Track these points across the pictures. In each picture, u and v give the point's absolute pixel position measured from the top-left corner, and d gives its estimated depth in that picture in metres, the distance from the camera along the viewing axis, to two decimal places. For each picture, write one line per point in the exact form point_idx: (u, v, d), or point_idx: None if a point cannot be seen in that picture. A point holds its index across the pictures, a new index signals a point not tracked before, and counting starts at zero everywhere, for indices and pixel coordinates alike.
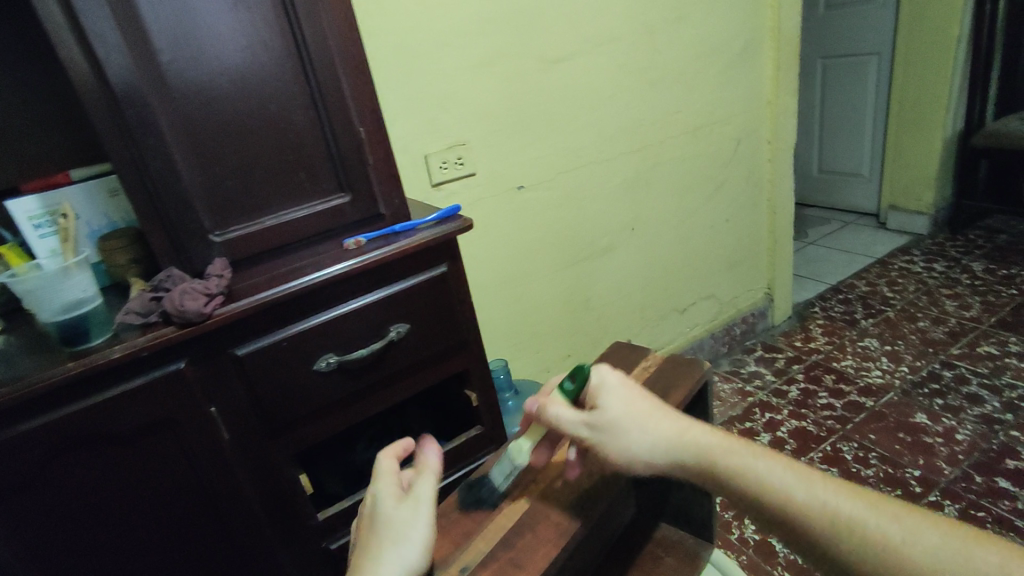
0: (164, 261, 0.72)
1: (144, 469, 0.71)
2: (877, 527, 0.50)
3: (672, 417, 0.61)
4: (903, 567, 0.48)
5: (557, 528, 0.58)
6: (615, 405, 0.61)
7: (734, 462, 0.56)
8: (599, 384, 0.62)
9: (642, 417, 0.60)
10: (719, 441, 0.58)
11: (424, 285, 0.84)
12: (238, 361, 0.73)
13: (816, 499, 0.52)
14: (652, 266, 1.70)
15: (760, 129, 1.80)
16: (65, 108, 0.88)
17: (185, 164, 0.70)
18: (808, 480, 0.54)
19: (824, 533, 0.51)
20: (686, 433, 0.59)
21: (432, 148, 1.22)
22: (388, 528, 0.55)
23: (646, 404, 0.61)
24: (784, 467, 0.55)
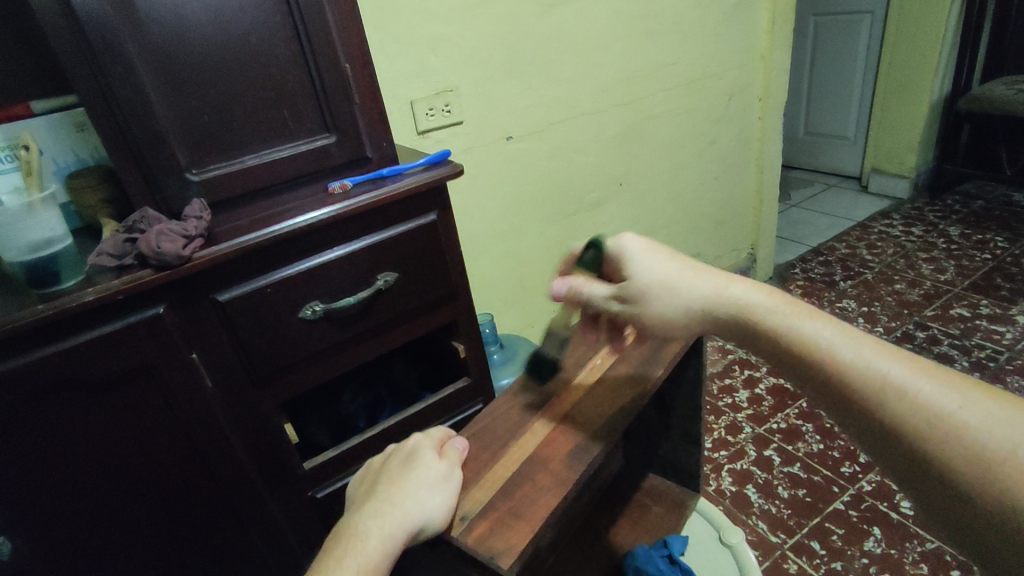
0: (138, 200, 0.68)
1: (123, 416, 0.69)
2: (932, 392, 0.47)
3: (706, 272, 0.61)
4: (953, 433, 0.45)
5: (556, 476, 0.58)
6: (640, 271, 0.63)
7: (776, 318, 0.55)
8: (620, 252, 0.65)
9: (668, 275, 0.61)
10: (764, 295, 0.57)
11: (413, 232, 0.82)
12: (221, 307, 0.70)
13: (863, 358, 0.50)
14: (639, 222, 1.69)
15: (752, 85, 1.77)
16: (24, 28, 0.81)
17: (157, 97, 0.66)
18: (858, 341, 0.51)
19: (866, 390, 0.49)
20: (724, 287, 0.59)
21: (418, 93, 1.17)
22: (397, 480, 0.56)
23: (679, 263, 0.62)
24: (831, 324, 0.54)
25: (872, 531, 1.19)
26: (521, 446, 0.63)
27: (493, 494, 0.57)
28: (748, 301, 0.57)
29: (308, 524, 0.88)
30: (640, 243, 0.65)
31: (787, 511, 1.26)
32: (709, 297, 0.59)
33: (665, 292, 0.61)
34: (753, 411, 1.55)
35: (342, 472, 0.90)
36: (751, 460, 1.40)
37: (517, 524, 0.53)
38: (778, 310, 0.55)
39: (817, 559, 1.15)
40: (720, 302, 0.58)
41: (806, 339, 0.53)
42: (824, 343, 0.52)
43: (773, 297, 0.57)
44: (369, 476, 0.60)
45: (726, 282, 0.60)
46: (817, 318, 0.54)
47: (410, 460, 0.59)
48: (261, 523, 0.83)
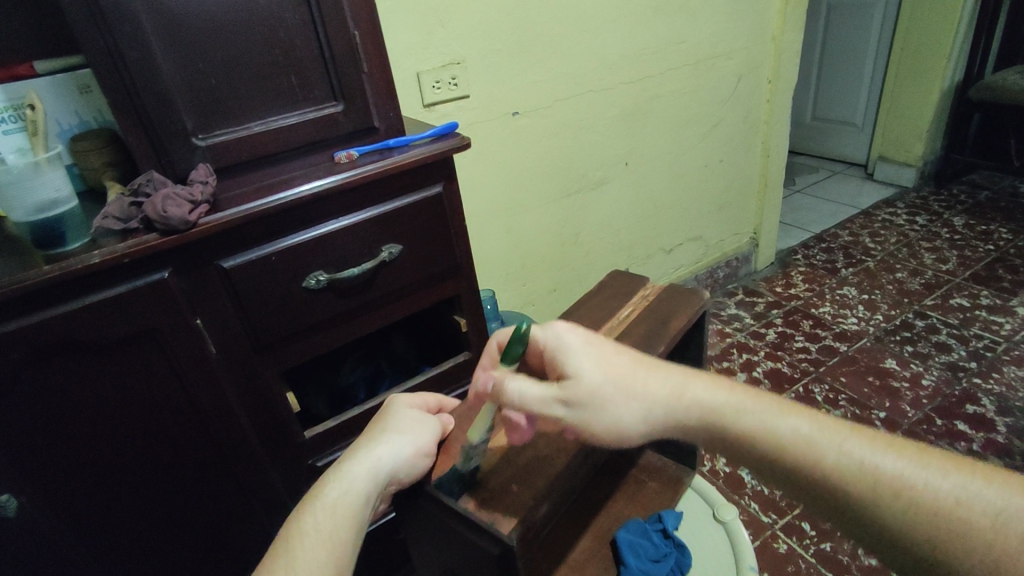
0: (143, 163, 0.68)
1: (128, 379, 0.69)
2: (924, 483, 0.49)
3: (657, 367, 0.58)
4: (956, 524, 0.47)
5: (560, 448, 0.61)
6: (589, 372, 0.56)
7: (754, 423, 0.54)
8: (555, 344, 0.58)
9: (616, 377, 0.56)
10: (724, 395, 0.56)
11: (419, 204, 0.81)
12: (225, 274, 0.71)
13: (849, 459, 0.51)
14: (642, 203, 1.68)
15: (762, 67, 1.75)
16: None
17: (164, 59, 0.65)
18: (838, 440, 0.52)
19: (862, 496, 0.50)
20: (684, 387, 0.57)
21: (425, 65, 1.16)
22: (361, 437, 0.58)
23: (624, 359, 0.58)
24: (806, 421, 0.54)
25: None
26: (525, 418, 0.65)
27: (496, 463, 0.61)
28: (713, 404, 0.56)
29: (310, 491, 0.90)
30: (570, 339, 0.58)
31: (779, 493, 1.28)
32: (672, 400, 0.56)
33: (617, 401, 0.56)
34: None
35: (343, 440, 0.91)
36: None
37: (519, 492, 0.57)
38: (745, 410, 0.55)
39: (807, 540, 1.18)
40: (685, 400, 0.56)
41: (790, 445, 0.53)
42: (809, 446, 0.52)
43: (737, 397, 0.56)
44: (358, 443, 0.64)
45: (682, 379, 0.58)
46: (792, 418, 0.54)
47: (379, 418, 0.61)
48: (263, 489, 0.84)
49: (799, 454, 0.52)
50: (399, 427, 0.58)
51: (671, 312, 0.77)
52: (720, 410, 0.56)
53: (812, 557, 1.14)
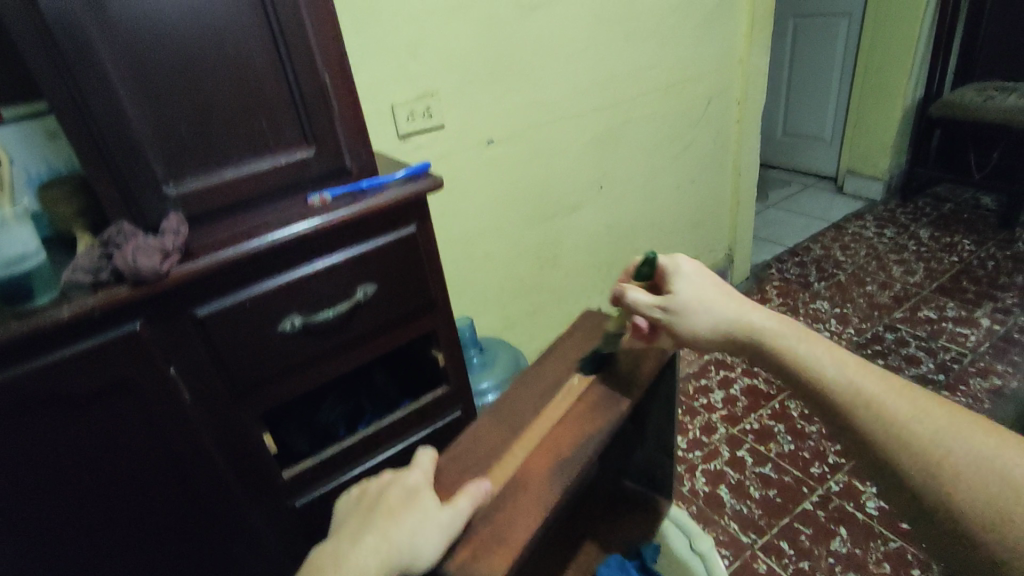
0: (112, 214, 0.68)
1: (100, 431, 0.68)
2: (896, 405, 0.56)
3: (736, 298, 0.72)
4: (907, 434, 0.54)
5: (536, 497, 0.60)
6: (688, 288, 0.73)
7: (777, 339, 0.66)
8: (672, 267, 0.75)
9: (706, 296, 0.72)
10: (771, 320, 0.68)
11: (394, 245, 0.82)
12: (199, 321, 0.70)
13: (841, 375, 0.60)
14: (618, 225, 1.70)
15: (731, 90, 1.79)
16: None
17: (133, 108, 0.65)
18: (841, 361, 0.61)
19: (840, 399, 0.59)
20: (744, 314, 0.70)
21: (399, 97, 1.17)
22: (399, 514, 0.57)
23: (717, 286, 0.73)
24: (823, 347, 0.64)
25: (838, 531, 1.24)
26: (502, 466, 0.64)
27: (475, 519, 0.58)
28: (758, 326, 0.68)
29: (289, 533, 0.89)
30: (685, 263, 0.75)
31: (758, 512, 1.30)
32: (732, 320, 0.69)
33: (699, 314, 0.71)
34: (727, 411, 1.58)
35: (322, 480, 0.90)
36: (724, 460, 1.44)
37: (498, 549, 0.55)
38: (778, 333, 0.66)
39: (786, 558, 1.20)
40: (741, 322, 0.69)
41: (797, 356, 0.64)
42: (811, 361, 0.62)
43: (781, 324, 0.67)
44: (367, 500, 0.61)
45: (747, 308, 0.70)
46: (812, 342, 0.64)
47: (413, 495, 0.59)
48: (241, 536, 0.83)
49: (814, 375, 0.61)
50: (429, 522, 0.56)
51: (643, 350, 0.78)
52: (764, 332, 0.67)
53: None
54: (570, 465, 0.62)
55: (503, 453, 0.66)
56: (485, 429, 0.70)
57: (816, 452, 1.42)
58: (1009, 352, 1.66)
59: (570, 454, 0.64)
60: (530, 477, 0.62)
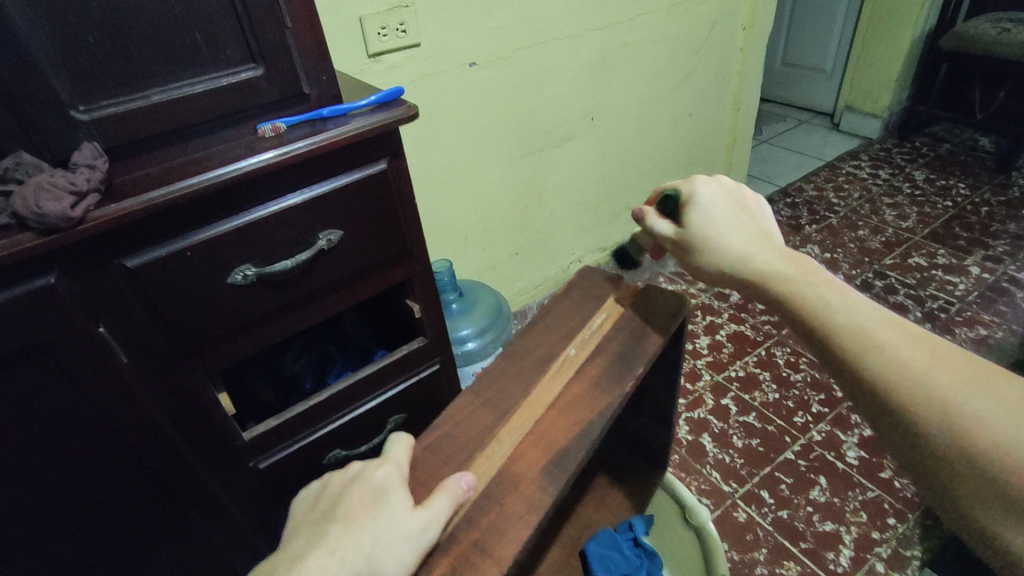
0: (10, 143, 0.55)
1: (19, 399, 0.59)
2: (912, 359, 0.48)
3: (750, 235, 0.65)
4: (923, 395, 0.46)
5: (527, 501, 0.54)
6: (703, 216, 0.67)
7: (785, 283, 0.58)
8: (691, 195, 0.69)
9: (720, 229, 0.66)
10: (781, 263, 0.60)
11: (362, 185, 0.71)
12: (130, 273, 0.60)
13: (852, 323, 0.52)
14: (609, 160, 1.59)
15: (738, 12, 1.63)
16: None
17: (21, 10, 0.51)
18: (850, 307, 0.53)
19: (848, 352, 0.51)
20: (755, 253, 0.62)
21: (368, 8, 1.01)
22: (359, 519, 0.51)
23: (736, 219, 0.66)
24: (834, 292, 0.55)
25: (818, 480, 1.23)
26: (488, 459, 0.59)
27: (454, 524, 0.53)
28: (767, 269, 0.60)
29: (254, 496, 0.83)
30: (706, 189, 0.69)
31: (740, 461, 1.29)
32: (744, 259, 0.62)
33: (704, 243, 0.66)
34: (713, 358, 1.55)
35: (288, 441, 0.83)
36: (708, 408, 1.41)
37: (483, 563, 0.50)
38: (787, 278, 0.58)
39: (765, 508, 1.19)
40: (751, 263, 0.61)
41: (807, 304, 0.55)
42: (822, 307, 0.54)
43: (789, 267, 0.59)
44: (325, 504, 0.54)
45: (763, 247, 0.63)
46: (823, 288, 0.56)
47: (377, 495, 0.54)
48: (200, 499, 0.77)
49: (822, 325, 0.53)
50: (394, 538, 0.49)
51: (648, 318, 0.73)
52: (771, 275, 0.59)
53: (771, 525, 1.16)
54: (565, 464, 0.57)
55: (491, 440, 0.61)
56: (465, 411, 0.64)
57: (800, 401, 1.41)
58: (997, 302, 1.64)
59: (564, 448, 0.59)
60: (520, 476, 0.57)
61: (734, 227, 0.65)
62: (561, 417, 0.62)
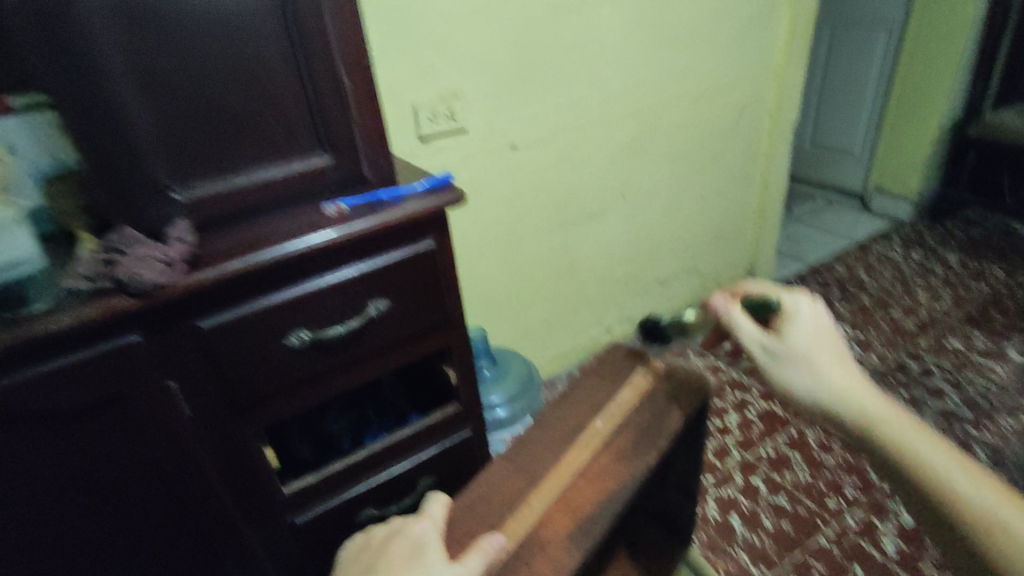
0: (115, 217, 0.64)
1: (92, 444, 0.65)
2: None
3: (855, 375, 0.60)
4: None
5: (552, 566, 0.57)
6: (796, 338, 0.63)
7: (908, 444, 0.54)
8: (787, 309, 0.65)
9: (816, 356, 0.61)
10: (899, 417, 0.56)
11: (410, 259, 0.78)
12: (201, 333, 0.67)
13: (989, 511, 0.49)
14: (639, 235, 1.65)
15: (765, 102, 1.72)
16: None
17: (139, 108, 0.61)
18: (980, 485, 0.50)
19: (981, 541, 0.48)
20: (866, 398, 0.58)
21: (422, 97, 1.13)
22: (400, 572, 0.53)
23: (831, 349, 0.62)
24: (965, 468, 0.51)
25: (853, 569, 1.19)
26: (520, 522, 0.61)
27: None
28: (884, 423, 0.56)
29: (286, 550, 0.86)
30: (802, 306, 0.64)
31: (770, 544, 1.26)
32: (852, 404, 0.58)
33: (796, 369, 0.61)
34: (741, 435, 1.54)
35: (323, 497, 0.87)
36: (737, 487, 1.39)
37: None
38: (910, 438, 0.54)
39: None
40: (861, 408, 0.57)
41: (932, 474, 0.52)
42: (949, 484, 0.51)
43: (910, 427, 0.55)
44: (369, 555, 0.57)
45: (868, 391, 0.58)
46: (953, 460, 0.52)
47: (417, 551, 0.56)
48: (237, 551, 0.81)
49: (951, 503, 0.50)
50: None
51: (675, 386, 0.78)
52: (890, 431, 0.55)
53: None
54: (589, 532, 0.60)
55: (522, 504, 0.63)
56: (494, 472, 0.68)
57: (833, 484, 1.38)
58: None
59: (590, 516, 0.62)
60: (548, 541, 0.59)
61: (834, 361, 0.61)
62: (588, 485, 0.65)
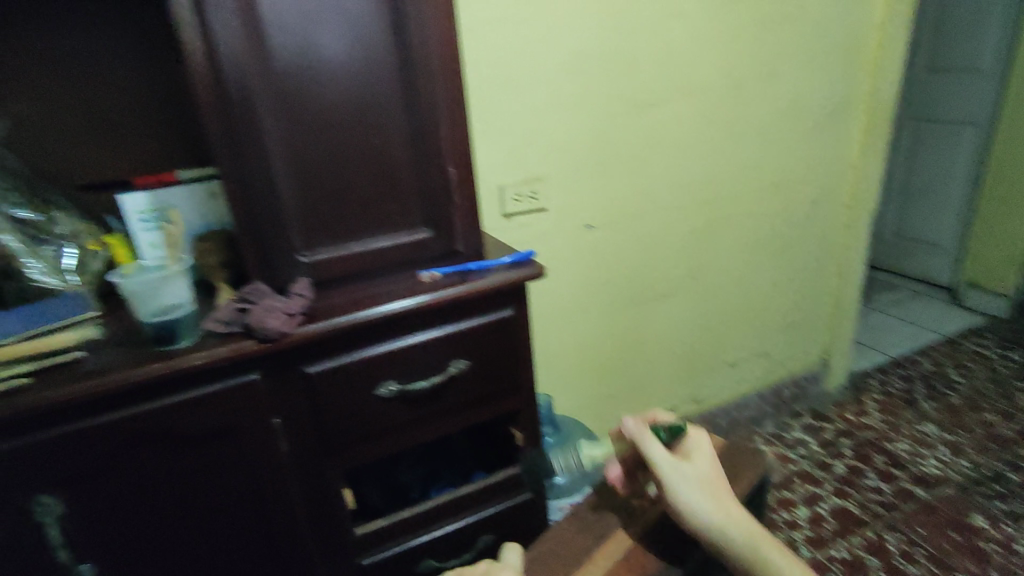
0: (253, 274, 0.76)
1: (206, 467, 0.75)
2: None
3: (734, 505, 0.68)
4: None
5: None
6: (701, 468, 0.72)
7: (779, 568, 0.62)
8: (693, 446, 0.75)
9: (711, 486, 0.70)
10: (772, 543, 0.64)
11: (491, 325, 0.86)
12: (307, 377, 0.76)
13: None
14: (709, 316, 1.67)
15: (842, 192, 1.73)
16: (178, 91, 0.94)
17: (285, 188, 0.74)
18: None
19: None
20: (745, 525, 0.66)
21: (508, 179, 1.24)
22: None
23: (718, 481, 0.71)
24: None
25: None
26: None
27: None
28: (760, 547, 0.63)
29: None
30: (705, 446, 0.75)
31: None
32: (734, 526, 0.65)
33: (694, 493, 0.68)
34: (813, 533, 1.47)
35: (391, 543, 0.92)
36: None
37: None
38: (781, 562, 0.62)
39: None
40: (742, 533, 0.65)
41: None
42: None
43: (778, 553, 0.63)
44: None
45: (746, 519, 0.67)
46: None
47: None
48: None
49: None
50: None
51: (734, 467, 0.87)
52: (762, 555, 0.63)
53: None
54: None
55: None
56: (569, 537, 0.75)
57: None
58: None
59: None
60: None
61: (724, 492, 0.70)
62: None
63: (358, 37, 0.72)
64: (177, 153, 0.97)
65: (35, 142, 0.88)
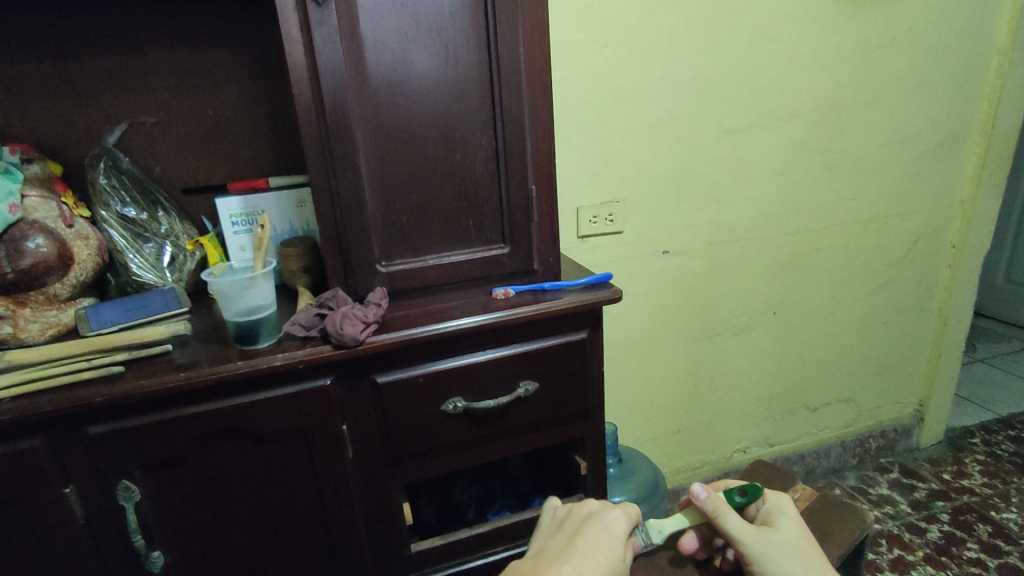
0: (333, 281, 0.77)
1: (275, 467, 0.76)
2: None
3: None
4: None
5: None
6: (789, 536, 0.64)
7: None
8: (775, 508, 0.68)
9: (805, 555, 0.63)
10: None
11: (562, 347, 0.83)
12: (377, 387, 0.76)
13: None
14: (790, 355, 1.57)
15: (948, 230, 1.59)
16: (276, 104, 0.99)
17: (370, 199, 0.75)
18: None
19: None
20: None
21: (586, 201, 1.22)
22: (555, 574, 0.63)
23: (809, 547, 0.64)
24: None
25: None
26: None
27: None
28: None
29: None
30: (789, 508, 0.68)
31: None
32: None
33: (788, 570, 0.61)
34: None
35: (446, 563, 0.90)
36: None
37: None
38: None
39: None
40: None
41: None
42: None
43: None
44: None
45: None
46: None
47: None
48: None
49: None
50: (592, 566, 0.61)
51: (822, 530, 0.79)
52: None
53: None
54: None
55: None
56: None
57: None
58: None
59: None
60: None
61: (817, 562, 0.63)
62: None
63: (451, 54, 0.73)
64: (271, 164, 1.01)
65: (147, 146, 0.95)
